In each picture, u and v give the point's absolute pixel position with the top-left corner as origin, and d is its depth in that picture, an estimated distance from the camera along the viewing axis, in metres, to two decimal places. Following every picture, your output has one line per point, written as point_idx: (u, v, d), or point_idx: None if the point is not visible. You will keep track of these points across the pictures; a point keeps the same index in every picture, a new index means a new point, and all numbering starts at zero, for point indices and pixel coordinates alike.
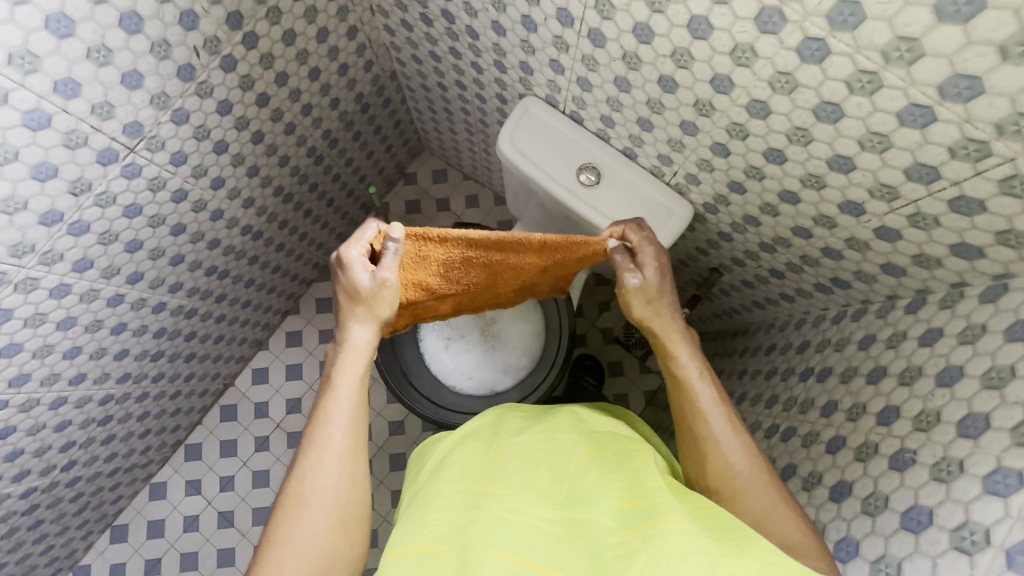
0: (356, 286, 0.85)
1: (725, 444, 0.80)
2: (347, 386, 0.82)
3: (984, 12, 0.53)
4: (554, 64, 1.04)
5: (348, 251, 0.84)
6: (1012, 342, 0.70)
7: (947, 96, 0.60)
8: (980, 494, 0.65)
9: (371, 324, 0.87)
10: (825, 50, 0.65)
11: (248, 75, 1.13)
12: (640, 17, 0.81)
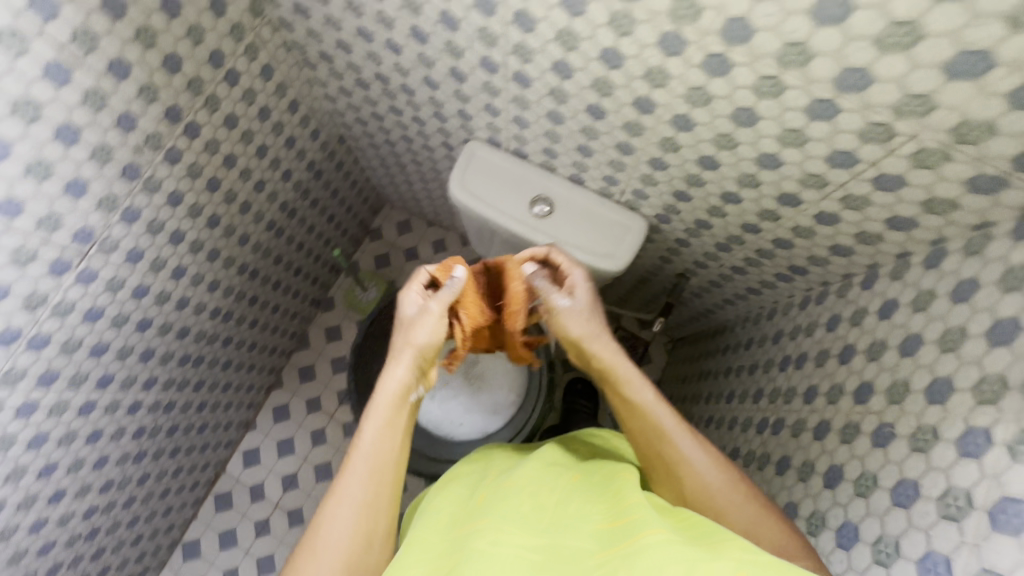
0: (403, 320, 0.89)
1: (697, 458, 0.80)
2: (373, 422, 0.81)
3: (856, 12, 0.57)
4: (489, 108, 1.09)
5: (404, 290, 0.92)
6: (959, 304, 0.72)
7: (844, 87, 0.64)
8: (957, 458, 0.65)
9: (407, 363, 0.85)
10: (728, 63, 0.69)
11: (195, 164, 1.15)
12: (556, 57, 0.85)
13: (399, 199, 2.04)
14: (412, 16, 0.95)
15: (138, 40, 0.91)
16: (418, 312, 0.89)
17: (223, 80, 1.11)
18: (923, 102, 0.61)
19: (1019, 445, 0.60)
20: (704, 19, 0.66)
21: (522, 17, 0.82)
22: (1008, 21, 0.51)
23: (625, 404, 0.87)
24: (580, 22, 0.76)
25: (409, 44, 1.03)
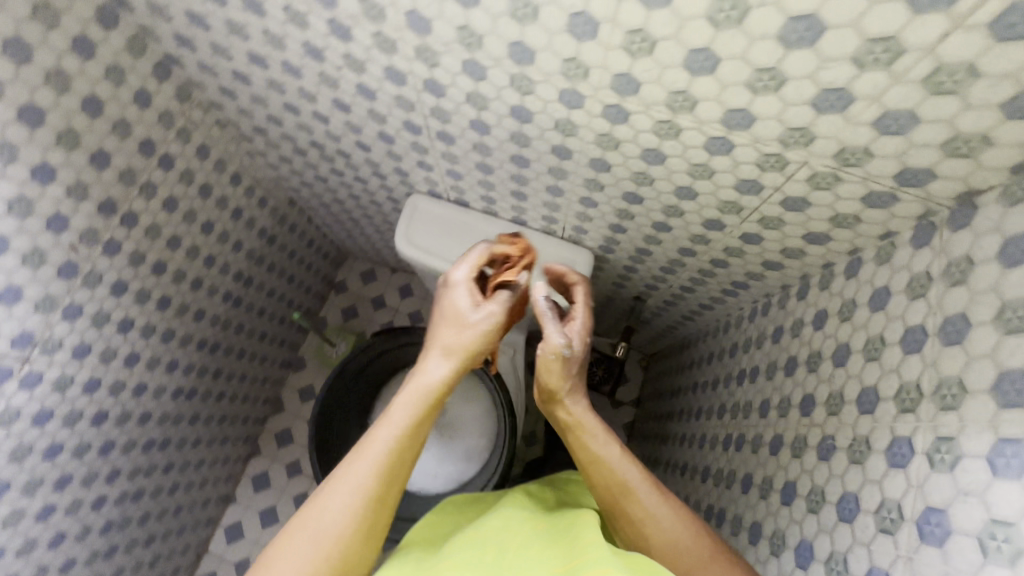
0: (457, 307, 0.81)
1: (659, 520, 0.75)
2: (400, 410, 0.74)
3: (721, 64, 0.57)
4: (416, 146, 1.04)
5: (460, 269, 0.83)
6: (903, 300, 0.68)
7: (733, 127, 0.65)
8: (887, 470, 0.60)
9: (450, 361, 0.79)
10: (624, 112, 0.70)
11: (174, 235, 1.24)
12: (463, 95, 0.81)
13: (358, 250, 2.02)
14: (332, 90, 0.95)
15: (93, 162, 0.98)
16: (474, 309, 0.80)
17: (157, 165, 1.12)
18: (804, 134, 0.62)
19: (935, 452, 0.54)
20: (593, 77, 0.66)
21: (431, 84, 0.81)
22: (852, 63, 0.51)
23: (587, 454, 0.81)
24: (484, 85, 0.77)
25: (334, 112, 1.03)
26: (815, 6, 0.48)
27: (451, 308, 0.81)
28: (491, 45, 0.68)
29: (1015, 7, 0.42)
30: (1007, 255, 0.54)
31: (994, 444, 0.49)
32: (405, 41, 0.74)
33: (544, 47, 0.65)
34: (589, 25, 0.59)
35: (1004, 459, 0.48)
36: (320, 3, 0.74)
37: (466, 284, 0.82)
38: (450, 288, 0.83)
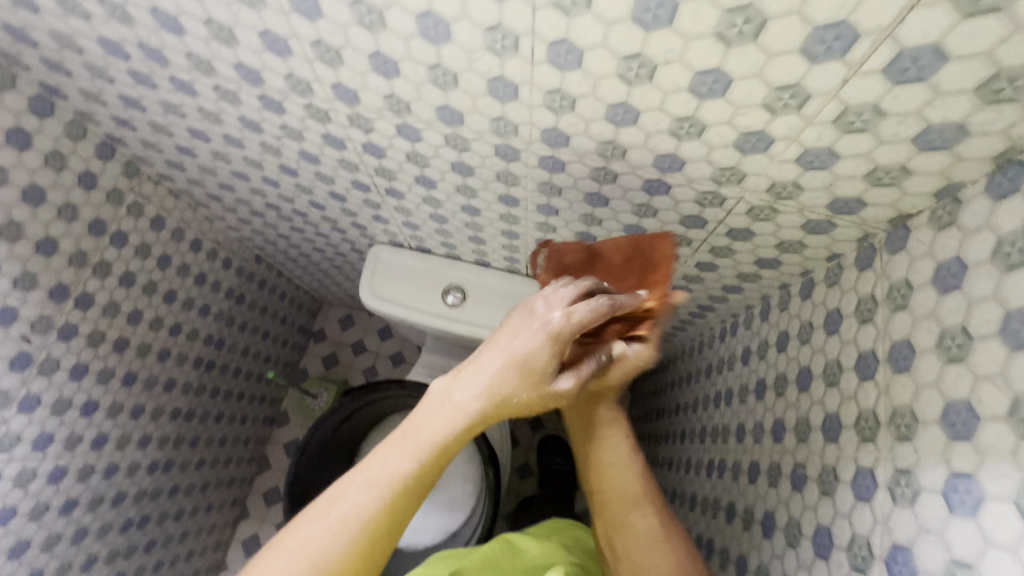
0: (535, 361, 0.60)
1: (656, 543, 0.75)
2: (417, 452, 0.58)
3: (642, 116, 0.57)
4: (369, 202, 1.04)
5: (566, 314, 0.61)
6: (850, 322, 0.68)
7: (666, 169, 0.65)
8: (855, 502, 0.60)
9: (497, 409, 0.60)
10: (559, 162, 0.71)
11: (134, 310, 1.22)
12: (401, 157, 0.82)
13: (333, 297, 1.99)
14: (276, 156, 0.94)
15: (39, 252, 0.97)
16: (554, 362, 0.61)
17: (109, 244, 1.10)
18: (735, 173, 0.62)
19: (896, 487, 0.54)
20: (522, 133, 0.67)
21: (369, 146, 0.82)
22: (764, 108, 0.51)
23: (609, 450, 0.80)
24: (422, 145, 0.77)
25: (283, 177, 1.03)
26: (713, 63, 0.48)
27: (524, 356, 0.60)
28: (420, 110, 0.68)
29: (908, 55, 0.41)
30: (941, 279, 0.54)
31: (947, 477, 0.48)
32: (337, 111, 0.74)
33: (471, 110, 0.65)
34: (508, 88, 0.59)
35: (955, 495, 0.47)
36: (247, 81, 0.73)
37: (560, 338, 0.60)
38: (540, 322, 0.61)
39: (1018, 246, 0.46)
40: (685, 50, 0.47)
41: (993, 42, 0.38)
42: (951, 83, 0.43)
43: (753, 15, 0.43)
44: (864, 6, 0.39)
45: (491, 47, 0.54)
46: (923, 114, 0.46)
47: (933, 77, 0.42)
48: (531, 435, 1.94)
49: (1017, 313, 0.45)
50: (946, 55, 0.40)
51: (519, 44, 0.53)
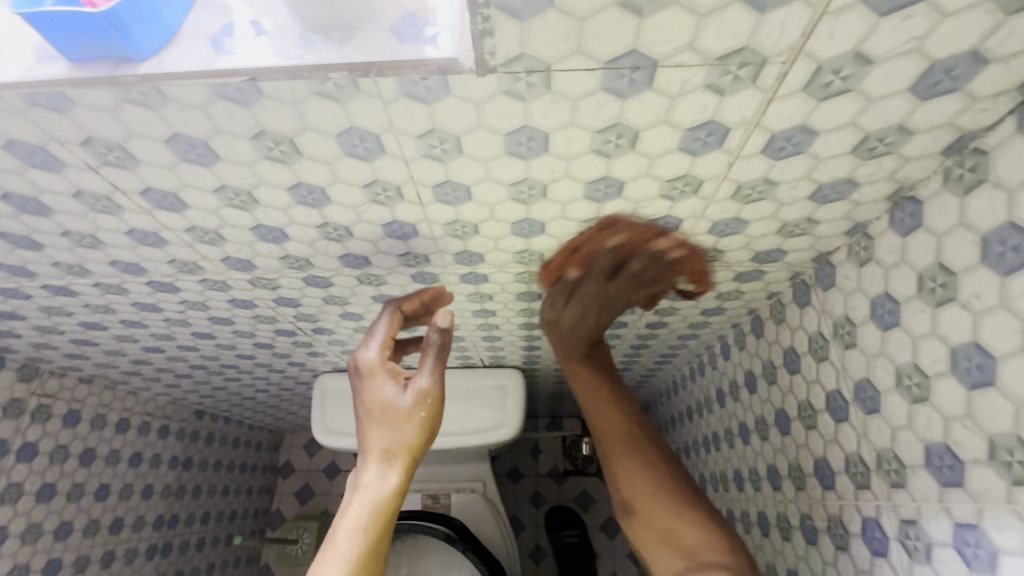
0: (375, 400, 0.57)
1: (627, 467, 0.67)
2: (341, 554, 0.50)
3: (547, 225, 0.55)
4: (300, 342, 0.98)
5: (365, 349, 0.60)
6: (806, 361, 0.67)
7: None
8: (872, 559, 0.57)
9: (387, 459, 0.55)
10: (481, 275, 0.68)
11: (61, 523, 1.07)
12: (318, 301, 0.77)
13: (294, 426, 1.86)
14: (185, 326, 0.87)
15: None
16: (390, 386, 0.57)
17: (15, 462, 0.97)
18: None
19: (908, 540, 0.51)
20: (434, 260, 0.64)
21: (281, 299, 0.77)
22: (664, 198, 0.50)
23: (574, 377, 0.70)
24: (335, 289, 0.73)
25: (200, 341, 0.95)
26: (601, 172, 0.46)
27: (365, 407, 0.58)
28: (322, 262, 0.64)
29: (778, 136, 0.41)
30: (879, 316, 0.53)
31: (954, 530, 0.46)
32: (235, 278, 0.69)
33: (374, 252, 0.62)
34: (405, 228, 0.57)
35: (968, 548, 0.45)
36: (129, 273, 0.67)
37: (376, 365, 0.59)
38: (359, 377, 0.60)
39: (939, 281, 0.45)
40: (569, 168, 0.46)
41: (853, 115, 0.39)
42: (828, 149, 0.43)
43: (623, 130, 0.41)
44: (725, 106, 0.38)
45: (375, 199, 0.51)
46: (813, 176, 0.46)
47: (810, 148, 0.42)
48: (535, 514, 1.85)
49: (961, 349, 0.44)
50: (814, 129, 0.40)
51: (403, 192, 0.50)
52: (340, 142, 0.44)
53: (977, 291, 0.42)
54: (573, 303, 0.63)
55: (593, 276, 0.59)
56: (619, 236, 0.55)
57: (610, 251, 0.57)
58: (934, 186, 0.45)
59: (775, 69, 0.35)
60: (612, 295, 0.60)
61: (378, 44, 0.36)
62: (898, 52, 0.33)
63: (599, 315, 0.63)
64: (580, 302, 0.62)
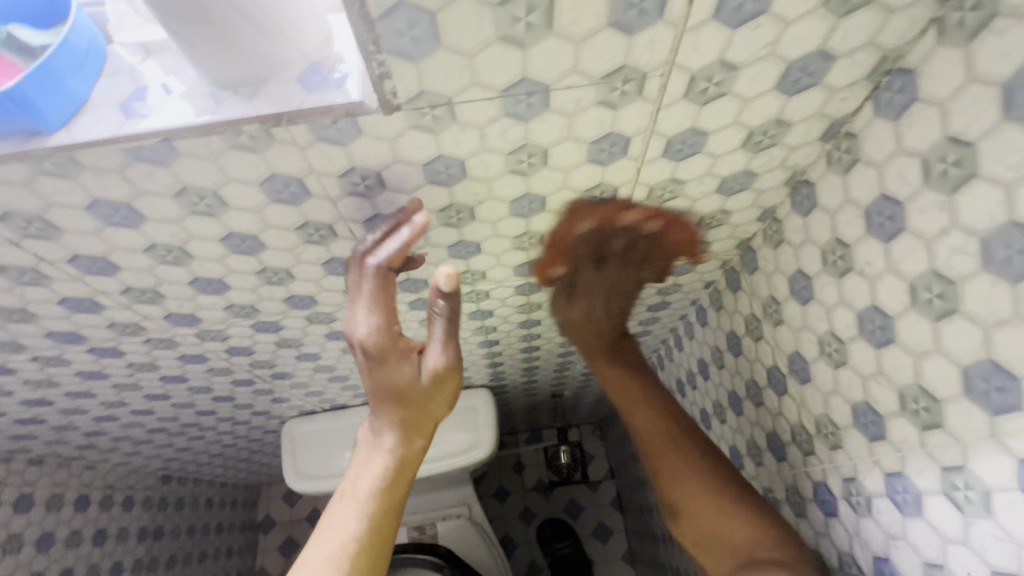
0: (391, 385, 0.54)
1: (674, 471, 0.66)
2: (364, 509, 0.56)
3: (482, 245, 0.58)
4: (260, 390, 0.96)
5: (364, 328, 0.50)
6: (746, 342, 0.71)
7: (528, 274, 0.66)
8: (827, 521, 0.59)
9: (406, 430, 0.57)
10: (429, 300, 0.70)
11: None
12: (272, 346, 0.77)
13: (270, 477, 1.81)
14: (136, 389, 0.85)
15: None
16: (406, 369, 0.54)
17: None
18: None
19: (851, 497, 0.53)
20: None
21: (233, 349, 0.76)
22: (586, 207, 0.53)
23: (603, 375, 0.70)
24: (286, 332, 0.73)
25: (155, 403, 0.93)
26: (522, 189, 0.49)
27: (379, 387, 0.55)
28: (267, 307, 0.64)
29: (674, 140, 0.45)
30: (797, 292, 0.57)
31: (885, 480, 0.48)
32: (181, 334, 0.68)
33: (319, 290, 0.63)
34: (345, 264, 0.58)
35: (899, 494, 0.46)
36: (68, 342, 0.65)
37: (382, 346, 0.51)
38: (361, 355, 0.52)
39: (838, 255, 0.49)
40: (490, 189, 0.48)
41: (733, 114, 0.42)
42: (720, 146, 0.46)
43: (533, 149, 0.44)
44: (620, 118, 0.42)
45: (309, 239, 0.52)
46: (715, 172, 0.50)
47: (705, 147, 0.46)
48: (527, 531, 1.85)
49: (864, 313, 0.47)
50: (703, 130, 0.44)
51: (335, 229, 0.51)
52: (265, 189, 0.45)
53: (868, 259, 0.46)
54: (582, 298, 0.63)
55: (585, 262, 0.59)
56: (587, 221, 0.54)
57: (590, 233, 0.56)
58: (821, 170, 0.49)
59: (656, 81, 0.38)
60: (618, 282, 0.60)
61: (286, 96, 0.38)
62: (758, 58, 0.37)
63: (610, 299, 0.63)
64: (587, 294, 0.62)
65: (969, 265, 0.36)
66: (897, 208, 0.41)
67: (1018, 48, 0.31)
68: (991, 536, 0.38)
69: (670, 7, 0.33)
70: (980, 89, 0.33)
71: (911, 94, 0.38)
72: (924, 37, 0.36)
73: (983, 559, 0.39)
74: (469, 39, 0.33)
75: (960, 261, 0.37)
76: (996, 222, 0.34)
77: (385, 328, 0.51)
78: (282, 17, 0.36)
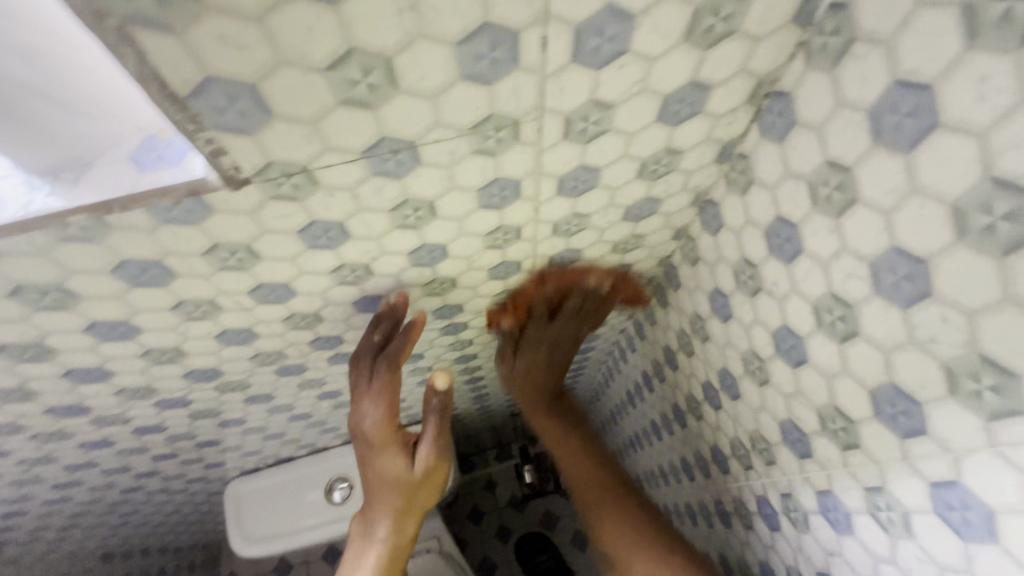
0: (385, 475, 0.58)
1: (574, 464, 0.69)
2: None
3: (388, 295, 0.54)
4: (189, 459, 0.89)
5: (368, 420, 0.55)
6: (680, 355, 0.70)
7: (447, 314, 0.63)
8: (772, 533, 0.58)
9: (396, 517, 0.60)
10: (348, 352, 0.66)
11: None
12: (186, 419, 0.71)
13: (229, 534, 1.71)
14: (41, 482, 0.77)
15: None
16: (398, 461, 0.57)
17: None
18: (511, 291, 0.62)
19: (791, 512, 0.53)
20: (290, 353, 0.61)
21: (142, 428, 0.69)
22: (492, 248, 0.51)
23: (541, 429, 0.74)
24: (197, 404, 0.67)
25: (69, 490, 0.84)
26: (416, 241, 0.46)
27: (374, 475, 0.59)
28: (166, 385, 0.59)
29: (567, 178, 0.42)
30: (717, 310, 0.56)
31: (818, 497, 0.47)
32: (72, 424, 0.61)
33: (220, 362, 0.57)
34: (241, 333, 0.53)
35: (831, 512, 0.46)
36: None
37: (383, 436, 0.56)
38: (362, 444, 0.57)
39: (748, 275, 0.48)
40: (381, 245, 0.45)
41: (620, 149, 0.40)
42: (615, 178, 0.44)
43: (417, 203, 0.41)
44: (502, 163, 0.39)
45: (190, 316, 0.47)
46: (616, 202, 0.48)
47: (600, 181, 0.44)
48: (504, 548, 1.80)
49: (778, 332, 0.46)
50: (593, 166, 0.42)
51: (218, 303, 0.46)
52: (119, 277, 0.40)
53: (774, 280, 0.45)
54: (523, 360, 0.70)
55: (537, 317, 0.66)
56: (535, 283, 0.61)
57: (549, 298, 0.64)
58: (722, 190, 0.48)
59: (531, 126, 0.36)
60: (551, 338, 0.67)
61: (117, 179, 0.34)
62: (631, 94, 0.35)
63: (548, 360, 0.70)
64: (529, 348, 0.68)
65: (862, 290, 0.35)
66: (792, 230, 0.40)
67: (878, 73, 0.29)
68: (915, 557, 0.38)
69: (524, 54, 0.30)
70: (850, 114, 0.32)
71: (790, 117, 0.37)
72: (794, 60, 0.35)
73: None
74: (306, 106, 0.29)
75: (854, 285, 0.36)
76: (880, 247, 0.33)
77: (385, 422, 0.55)
78: (118, 91, 0.32)
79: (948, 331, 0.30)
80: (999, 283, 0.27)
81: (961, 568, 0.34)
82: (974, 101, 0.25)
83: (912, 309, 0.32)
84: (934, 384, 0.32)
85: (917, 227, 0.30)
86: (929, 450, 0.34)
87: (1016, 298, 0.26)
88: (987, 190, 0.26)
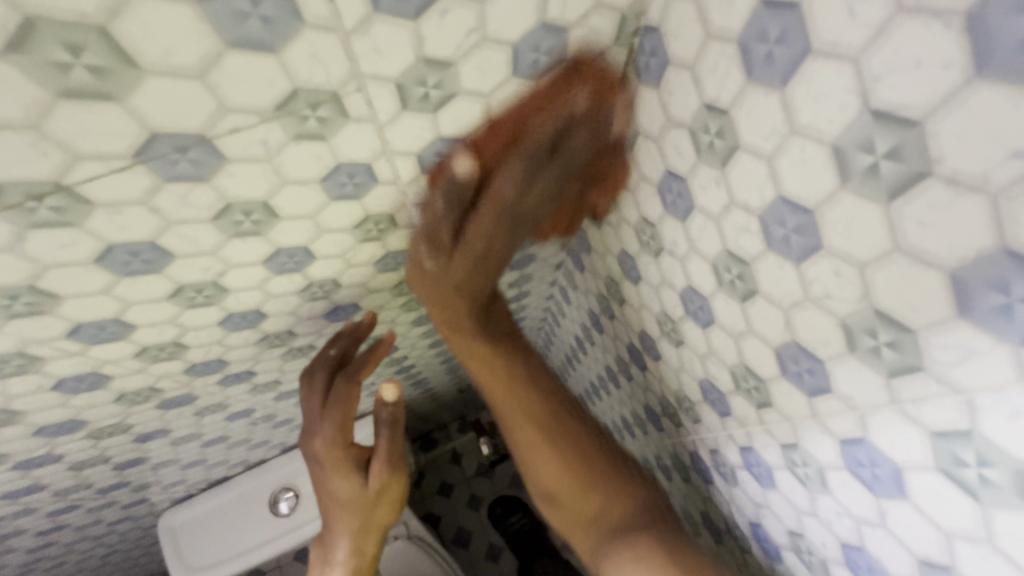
0: (339, 493, 0.56)
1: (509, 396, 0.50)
2: None
3: (261, 310, 0.47)
4: (97, 505, 0.81)
5: (319, 438, 0.53)
6: (604, 319, 0.67)
7: (342, 316, 0.56)
8: (708, 486, 0.58)
9: (355, 535, 0.58)
10: (240, 372, 0.58)
11: None
12: (68, 472, 0.62)
13: None
14: None
15: None
16: (350, 478, 0.55)
17: None
18: None
19: (721, 467, 0.52)
20: (165, 386, 0.53)
21: (14, 491, 0.60)
22: (368, 241, 0.44)
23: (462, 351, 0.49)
24: (74, 455, 0.59)
25: None
26: (267, 248, 0.39)
27: (328, 493, 0.56)
28: (17, 446, 0.50)
29: (428, 153, 0.36)
30: (628, 272, 0.52)
31: (742, 453, 0.46)
32: None
33: (75, 411, 0.49)
34: (85, 379, 0.45)
35: (755, 467, 0.45)
36: None
37: (333, 454, 0.54)
38: (317, 461, 0.56)
39: (649, 235, 0.44)
40: (223, 259, 0.37)
41: (481, 113, 0.35)
42: None
43: (246, 207, 0.33)
44: (337, 147, 0.32)
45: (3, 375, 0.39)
46: None
47: None
48: (477, 516, 1.73)
49: (685, 293, 0.43)
50: (455, 137, 0.36)
51: (32, 355, 0.38)
52: None
53: (674, 238, 0.41)
54: (460, 251, 0.40)
55: (517, 173, 0.35)
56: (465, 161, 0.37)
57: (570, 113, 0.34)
58: None
59: (357, 98, 0.29)
60: (523, 213, 0.38)
61: None
62: (469, 46, 0.29)
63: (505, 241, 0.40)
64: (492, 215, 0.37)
65: (756, 246, 0.32)
66: (682, 184, 0.36)
67: None
68: (834, 510, 0.37)
69: (305, 6, 0.23)
70: (719, 48, 0.27)
71: (662, 56, 0.32)
72: None
73: (832, 530, 0.38)
74: (7, 106, 0.21)
75: (748, 242, 0.32)
76: (767, 198, 0.29)
77: (337, 440, 0.53)
78: None
79: (840, 286, 0.27)
80: (888, 232, 0.23)
81: (875, 521, 0.33)
82: (844, 18, 0.21)
83: (805, 264, 0.29)
84: (834, 342, 0.29)
85: (802, 173, 0.26)
86: (836, 408, 0.32)
87: (904, 247, 0.23)
88: (868, 125, 0.22)
